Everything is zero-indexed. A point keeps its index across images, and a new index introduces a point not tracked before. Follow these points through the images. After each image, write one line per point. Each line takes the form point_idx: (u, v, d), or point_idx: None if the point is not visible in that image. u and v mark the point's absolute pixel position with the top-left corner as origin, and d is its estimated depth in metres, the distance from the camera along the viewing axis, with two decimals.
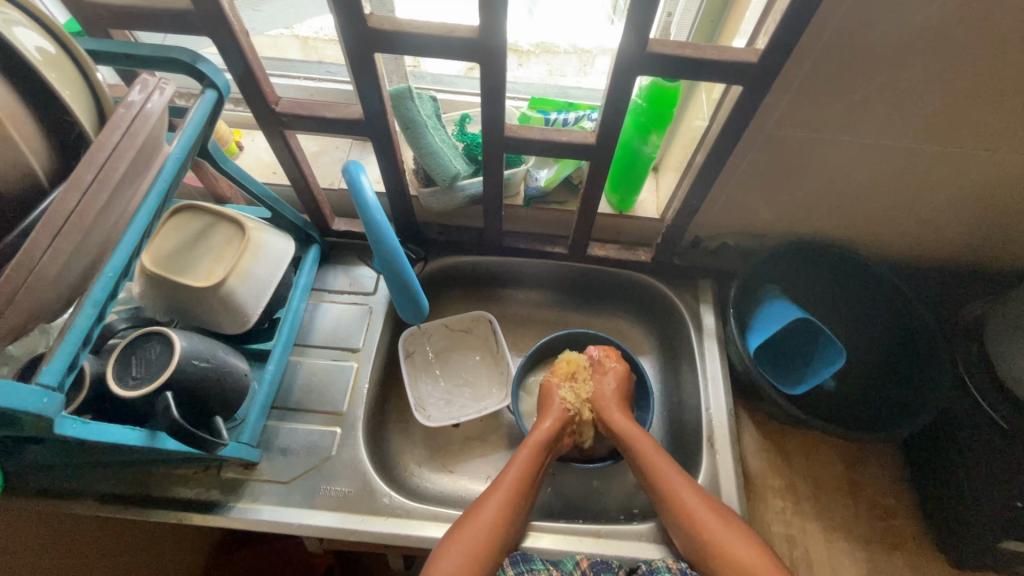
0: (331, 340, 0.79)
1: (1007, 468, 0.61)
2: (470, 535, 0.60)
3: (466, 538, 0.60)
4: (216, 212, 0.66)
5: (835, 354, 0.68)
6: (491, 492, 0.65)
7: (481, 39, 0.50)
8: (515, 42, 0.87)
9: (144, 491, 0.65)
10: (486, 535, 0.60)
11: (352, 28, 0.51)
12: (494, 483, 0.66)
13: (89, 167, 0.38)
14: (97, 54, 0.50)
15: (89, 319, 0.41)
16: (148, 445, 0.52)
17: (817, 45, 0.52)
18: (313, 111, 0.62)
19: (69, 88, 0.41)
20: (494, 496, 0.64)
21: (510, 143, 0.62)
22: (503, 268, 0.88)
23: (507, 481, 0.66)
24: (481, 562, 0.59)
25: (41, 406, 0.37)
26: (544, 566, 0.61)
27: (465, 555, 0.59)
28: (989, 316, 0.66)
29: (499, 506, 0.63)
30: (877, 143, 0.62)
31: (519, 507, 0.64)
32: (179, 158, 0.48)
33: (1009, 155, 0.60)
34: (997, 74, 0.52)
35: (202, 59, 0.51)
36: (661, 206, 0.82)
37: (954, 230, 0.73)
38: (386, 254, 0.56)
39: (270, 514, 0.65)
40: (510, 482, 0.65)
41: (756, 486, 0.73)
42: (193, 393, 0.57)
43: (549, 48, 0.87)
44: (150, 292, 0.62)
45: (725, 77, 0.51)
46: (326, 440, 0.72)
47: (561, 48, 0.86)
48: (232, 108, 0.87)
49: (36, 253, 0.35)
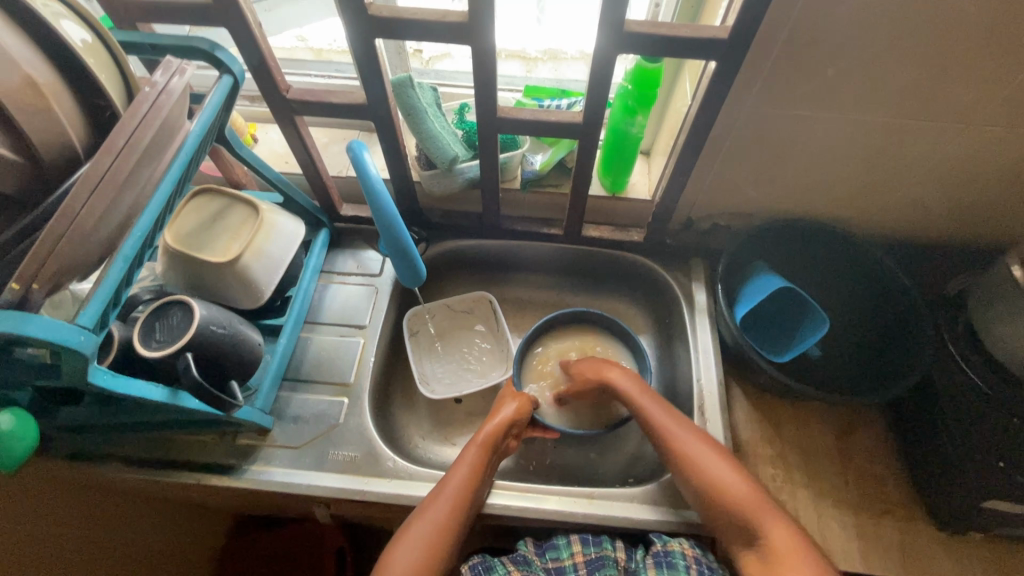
0: (339, 318, 0.84)
1: (989, 429, 0.62)
2: (459, 470, 0.66)
3: (458, 476, 0.65)
4: (232, 194, 0.71)
5: (820, 322, 0.71)
6: (434, 497, 0.63)
7: (472, 24, 0.55)
8: (524, 49, 0.93)
9: (167, 453, 0.70)
10: (474, 474, 0.65)
11: (355, 19, 0.56)
12: (439, 487, 0.64)
13: (121, 134, 0.43)
14: (125, 45, 0.55)
15: (119, 273, 0.46)
16: (171, 401, 0.57)
17: (786, 22, 0.56)
18: (320, 98, 0.67)
19: (104, 72, 0.46)
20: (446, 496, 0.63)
21: (503, 124, 0.67)
22: (503, 251, 0.92)
23: (452, 486, 0.64)
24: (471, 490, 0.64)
25: (80, 342, 0.42)
26: (505, 568, 0.64)
27: (457, 488, 0.64)
28: (972, 286, 0.68)
29: (447, 505, 0.62)
30: (852, 118, 0.65)
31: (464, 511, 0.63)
32: (199, 135, 0.53)
33: (980, 125, 0.63)
34: (960, 45, 0.55)
35: (220, 48, 0.56)
36: (652, 187, 0.86)
37: (937, 203, 0.75)
38: (386, 223, 0.61)
39: (282, 475, 0.70)
40: (453, 490, 0.63)
41: (747, 453, 0.75)
42: (211, 357, 0.62)
43: (556, 55, 0.93)
44: (172, 268, 0.67)
45: (699, 54, 0.55)
46: (334, 409, 0.76)
47: (569, 53, 0.92)
48: (248, 103, 0.93)
49: (75, 207, 0.40)
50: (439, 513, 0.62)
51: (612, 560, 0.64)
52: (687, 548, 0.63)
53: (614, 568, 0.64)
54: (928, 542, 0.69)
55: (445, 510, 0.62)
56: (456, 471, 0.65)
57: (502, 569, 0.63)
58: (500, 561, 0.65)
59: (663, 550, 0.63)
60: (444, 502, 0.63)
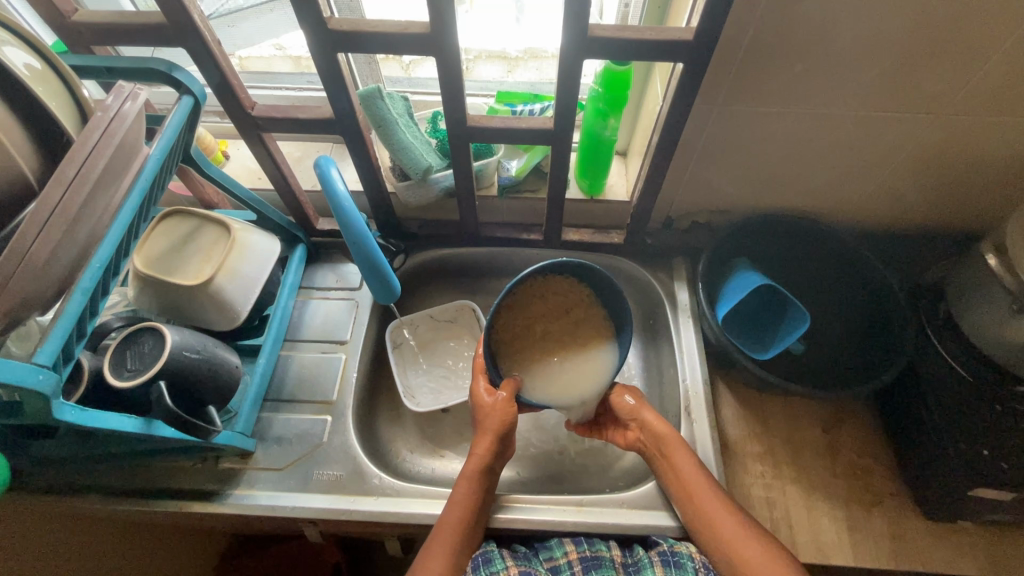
0: (320, 334, 0.83)
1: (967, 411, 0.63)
2: (450, 515, 0.63)
3: (457, 512, 0.63)
4: (203, 215, 0.70)
5: (802, 318, 0.70)
6: (434, 537, 0.62)
7: (434, 34, 0.54)
8: (505, 50, 0.92)
9: (148, 482, 0.69)
10: (473, 508, 0.64)
11: (315, 33, 0.54)
12: (439, 525, 0.63)
13: (72, 163, 0.41)
14: (79, 69, 0.54)
15: (79, 306, 0.45)
16: (145, 432, 0.55)
17: (752, 20, 0.55)
18: (287, 114, 0.66)
19: (55, 99, 0.45)
20: (448, 538, 0.61)
21: (474, 133, 0.66)
22: (483, 259, 0.91)
23: (451, 524, 0.62)
24: (464, 534, 0.62)
25: (38, 382, 0.40)
26: (504, 564, 0.64)
27: (456, 527, 0.62)
28: (952, 275, 0.68)
29: (449, 548, 0.61)
30: (823, 113, 0.65)
31: (464, 547, 0.62)
32: (159, 159, 0.51)
33: (950, 116, 0.63)
34: (925, 36, 0.55)
35: (178, 69, 0.55)
36: (630, 188, 0.85)
37: (912, 193, 0.75)
38: (357, 239, 0.60)
39: (266, 499, 0.68)
40: (453, 528, 0.62)
41: (735, 452, 0.75)
42: (186, 384, 0.61)
43: (537, 53, 0.92)
44: (143, 293, 0.66)
45: (665, 56, 0.54)
46: (317, 428, 0.75)
47: (547, 52, 0.91)
48: (217, 120, 0.92)
49: (25, 243, 0.39)
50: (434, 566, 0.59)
51: (606, 561, 0.64)
52: (695, 551, 0.65)
53: (611, 568, 0.64)
54: (917, 532, 0.69)
55: (441, 562, 0.60)
56: (454, 506, 0.64)
57: (501, 564, 0.64)
58: (500, 555, 0.65)
59: (668, 552, 0.64)
60: (442, 547, 0.60)
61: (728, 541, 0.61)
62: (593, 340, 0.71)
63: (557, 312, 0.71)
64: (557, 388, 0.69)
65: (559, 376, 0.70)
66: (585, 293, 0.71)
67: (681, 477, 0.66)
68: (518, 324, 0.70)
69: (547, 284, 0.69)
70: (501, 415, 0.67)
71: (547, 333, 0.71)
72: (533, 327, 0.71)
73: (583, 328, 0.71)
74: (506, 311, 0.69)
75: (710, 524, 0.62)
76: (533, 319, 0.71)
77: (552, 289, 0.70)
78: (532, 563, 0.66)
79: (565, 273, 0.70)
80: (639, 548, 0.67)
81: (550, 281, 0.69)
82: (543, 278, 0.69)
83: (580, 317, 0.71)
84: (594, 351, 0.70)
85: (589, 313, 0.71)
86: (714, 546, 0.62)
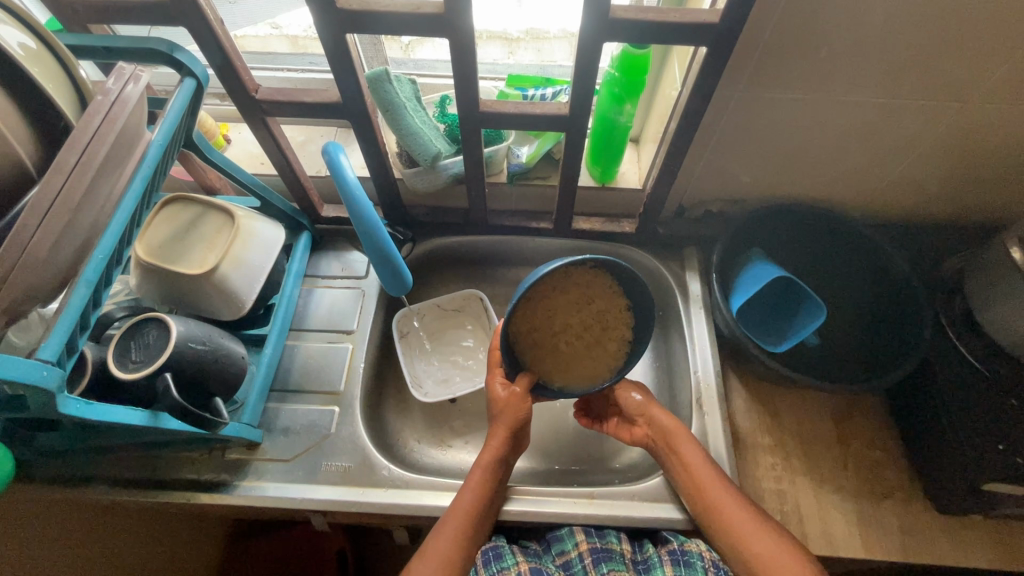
0: (326, 323, 0.81)
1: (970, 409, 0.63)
2: (461, 502, 0.63)
3: (467, 497, 0.63)
4: (206, 201, 0.68)
5: (818, 311, 0.69)
6: (443, 523, 0.61)
7: (448, 14, 0.51)
8: (506, 30, 0.88)
9: (155, 474, 0.68)
10: (484, 495, 0.64)
11: (323, 12, 0.52)
12: (449, 509, 0.63)
13: (72, 151, 0.39)
14: (76, 49, 0.51)
15: (83, 299, 0.43)
16: (152, 424, 0.54)
17: (778, 3, 0.53)
18: (292, 97, 0.63)
19: (52, 81, 0.42)
20: (455, 523, 0.61)
21: (486, 119, 0.64)
22: (491, 247, 0.90)
23: (460, 511, 0.62)
24: (476, 520, 0.62)
25: (41, 378, 0.39)
26: (515, 558, 0.65)
27: (464, 513, 0.62)
28: (970, 268, 0.67)
29: (456, 535, 0.60)
30: (847, 101, 0.63)
31: (474, 534, 0.62)
32: (161, 145, 0.49)
33: (976, 105, 0.61)
34: (959, 22, 0.53)
35: (180, 49, 0.53)
36: (643, 176, 0.84)
37: (932, 182, 0.74)
38: (367, 228, 0.59)
39: (275, 489, 0.68)
40: (461, 513, 0.62)
41: (746, 443, 0.74)
42: (191, 376, 0.59)
43: (538, 35, 0.89)
44: (145, 281, 0.64)
45: (687, 40, 0.52)
46: (325, 419, 0.74)
47: (550, 33, 0.88)
48: (217, 102, 0.89)
49: (25, 234, 0.37)
50: (441, 548, 0.60)
51: (616, 554, 0.65)
52: (704, 550, 0.64)
53: (620, 561, 0.64)
54: (928, 524, 0.68)
55: (448, 545, 0.60)
56: (464, 490, 0.64)
57: (511, 559, 0.64)
58: (510, 550, 0.66)
59: (678, 548, 0.64)
60: (450, 532, 0.60)
61: (739, 534, 0.60)
62: (613, 327, 0.69)
63: (577, 305, 0.69)
64: (579, 375, 0.68)
65: (578, 363, 0.69)
66: (608, 283, 0.68)
67: (691, 471, 0.65)
68: (539, 317, 0.69)
69: (568, 276, 0.68)
70: (513, 411, 0.68)
71: (564, 323, 0.69)
72: (552, 319, 0.69)
73: (604, 320, 0.69)
74: (524, 305, 0.67)
75: (721, 518, 0.62)
76: (554, 313, 0.69)
77: (573, 279, 0.68)
78: (546, 563, 0.66)
79: (584, 264, 0.67)
80: (650, 545, 0.67)
81: (571, 273, 0.67)
82: (564, 270, 0.67)
83: (601, 307, 0.69)
84: (612, 338, 0.69)
85: (609, 304, 0.69)
86: (722, 540, 0.62)
